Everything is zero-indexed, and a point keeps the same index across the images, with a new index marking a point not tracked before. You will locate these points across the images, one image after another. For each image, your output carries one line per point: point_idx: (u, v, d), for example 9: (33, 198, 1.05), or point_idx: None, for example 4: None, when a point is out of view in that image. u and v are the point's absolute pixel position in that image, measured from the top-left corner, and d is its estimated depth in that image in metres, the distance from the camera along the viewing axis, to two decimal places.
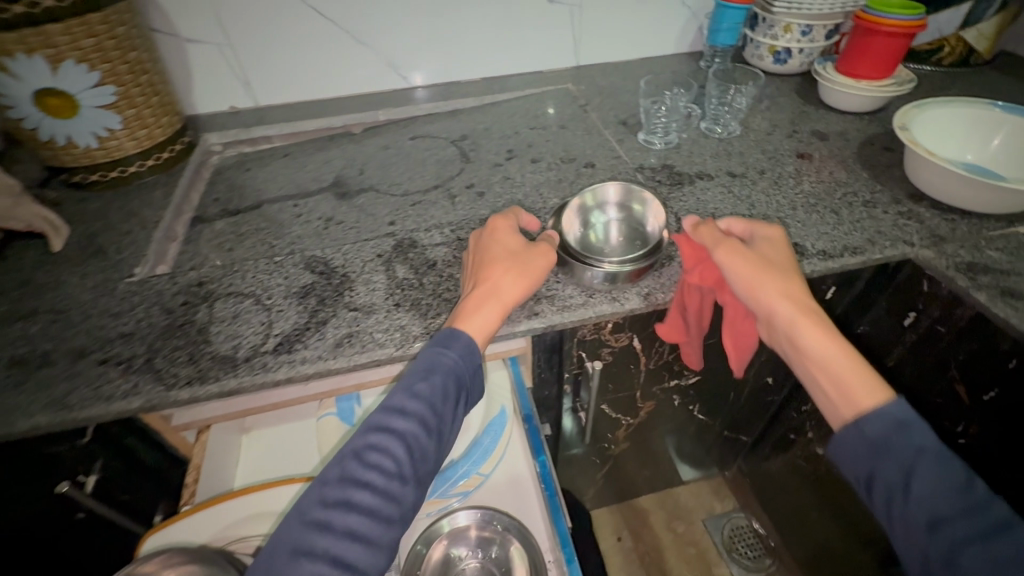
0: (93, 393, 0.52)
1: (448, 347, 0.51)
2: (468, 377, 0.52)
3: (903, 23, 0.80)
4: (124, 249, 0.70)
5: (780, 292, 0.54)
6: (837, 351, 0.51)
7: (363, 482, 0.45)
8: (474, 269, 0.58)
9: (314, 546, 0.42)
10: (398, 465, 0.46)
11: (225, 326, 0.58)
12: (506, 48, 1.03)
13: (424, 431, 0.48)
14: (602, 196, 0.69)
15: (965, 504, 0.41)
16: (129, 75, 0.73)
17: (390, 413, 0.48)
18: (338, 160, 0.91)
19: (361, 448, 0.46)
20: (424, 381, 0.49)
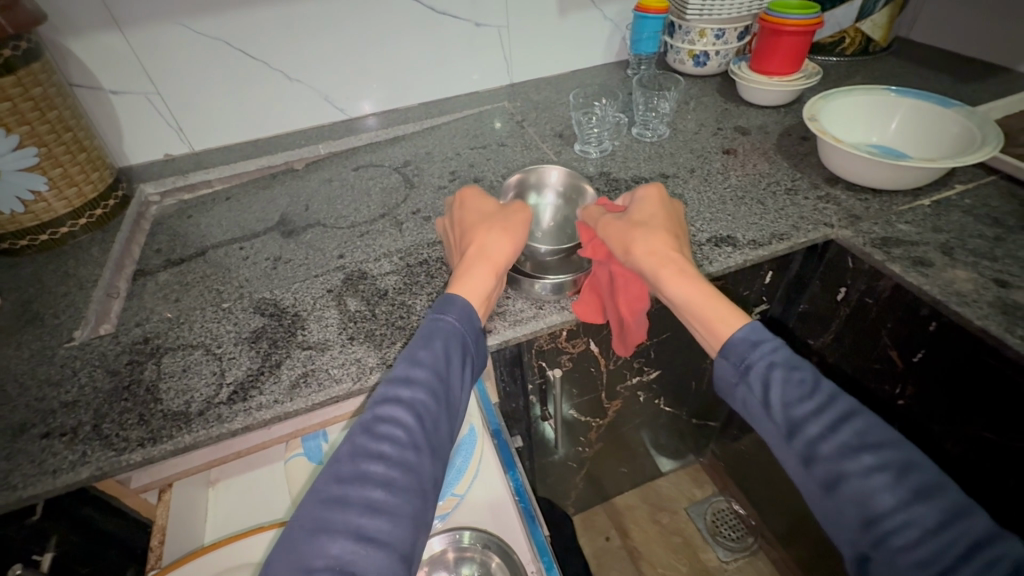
0: (38, 469, 0.50)
1: (444, 313, 0.55)
2: (468, 345, 0.54)
3: (802, 22, 0.86)
4: (62, 313, 0.68)
5: (647, 245, 0.58)
6: (703, 291, 0.54)
7: (376, 454, 0.44)
8: (462, 238, 0.63)
9: (333, 522, 0.41)
10: (409, 434, 0.46)
11: (175, 381, 0.57)
12: (440, 72, 1.05)
13: (432, 398, 0.49)
14: (546, 179, 0.74)
15: (813, 401, 0.44)
16: (51, 135, 0.72)
17: (396, 385, 0.49)
18: (282, 198, 0.90)
19: (370, 422, 0.47)
20: (425, 349, 0.51)
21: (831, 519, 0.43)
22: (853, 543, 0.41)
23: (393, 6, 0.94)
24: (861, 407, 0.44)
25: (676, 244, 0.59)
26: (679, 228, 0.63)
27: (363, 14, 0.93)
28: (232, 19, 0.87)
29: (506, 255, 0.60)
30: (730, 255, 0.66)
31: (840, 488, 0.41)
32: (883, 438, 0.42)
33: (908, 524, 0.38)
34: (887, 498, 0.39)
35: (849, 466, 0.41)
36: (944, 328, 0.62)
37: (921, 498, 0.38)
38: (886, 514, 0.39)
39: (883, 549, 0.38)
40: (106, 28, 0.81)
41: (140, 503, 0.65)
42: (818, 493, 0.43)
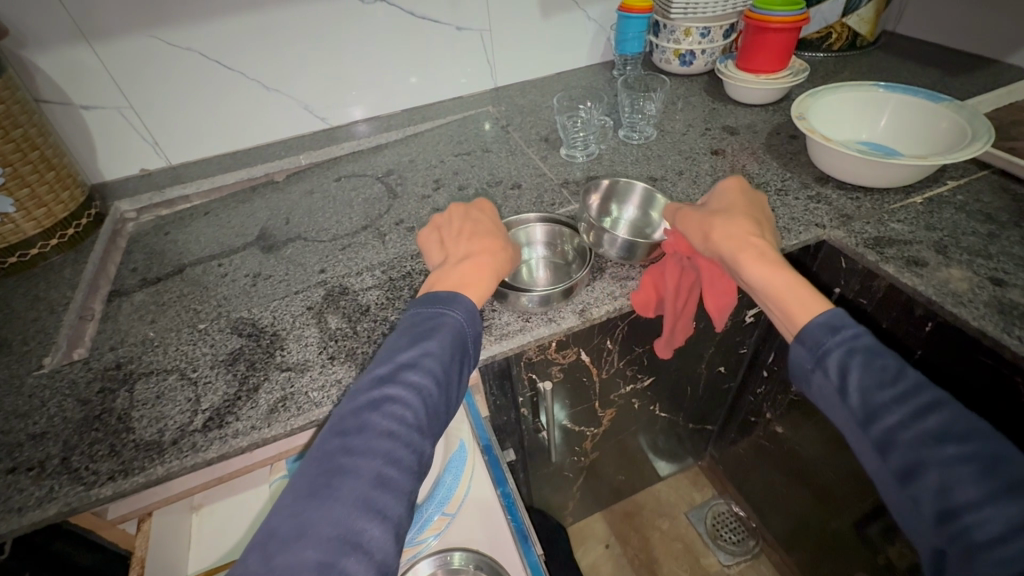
0: (3, 507, 0.48)
1: (450, 308, 0.52)
2: (470, 345, 0.52)
3: (787, 18, 0.84)
4: (32, 339, 0.65)
5: (726, 230, 0.56)
6: (785, 276, 0.52)
7: (384, 430, 0.43)
8: (464, 236, 0.60)
9: (337, 493, 0.39)
10: (416, 416, 0.45)
11: (149, 409, 0.55)
12: (422, 78, 1.03)
13: (441, 384, 0.48)
14: (627, 195, 0.76)
15: (895, 389, 0.42)
16: (16, 154, 0.69)
17: (407, 364, 0.48)
18: (262, 211, 0.88)
19: (377, 398, 0.45)
20: (439, 332, 0.50)
21: (908, 512, 0.40)
22: (927, 539, 0.39)
23: (370, 11, 0.92)
24: (947, 397, 0.41)
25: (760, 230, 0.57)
26: (763, 215, 0.60)
27: (340, 19, 0.91)
28: (204, 29, 0.84)
29: (507, 268, 0.59)
30: None
31: (919, 480, 0.39)
32: (971, 430, 0.39)
33: (987, 520, 0.35)
34: (970, 492, 0.37)
35: (928, 458, 0.39)
36: (941, 328, 0.60)
37: (1010, 494, 0.35)
38: (966, 509, 0.36)
39: (961, 545, 0.36)
40: (73, 41, 0.79)
41: (120, 535, 0.63)
42: (894, 485, 0.41)
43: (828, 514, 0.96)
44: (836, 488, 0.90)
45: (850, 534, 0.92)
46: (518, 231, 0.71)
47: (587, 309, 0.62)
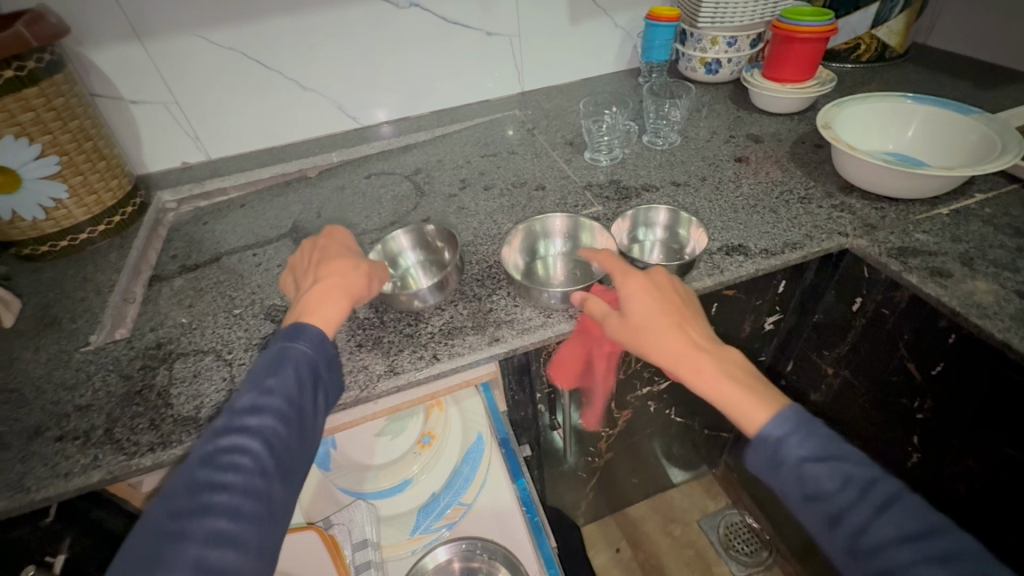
0: (51, 471, 0.51)
1: (296, 339, 0.50)
2: (322, 369, 0.50)
3: (815, 29, 0.85)
4: (80, 317, 0.69)
5: (644, 339, 0.53)
6: (721, 384, 0.49)
7: (220, 484, 0.41)
8: (313, 268, 0.59)
9: (169, 560, 0.37)
10: (256, 461, 0.42)
11: (186, 386, 0.58)
12: (452, 82, 1.06)
13: (284, 423, 0.45)
14: (653, 217, 0.72)
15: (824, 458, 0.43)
16: (72, 143, 0.73)
17: (242, 412, 0.45)
18: (295, 205, 0.91)
19: (210, 453, 0.43)
20: (276, 373, 0.48)
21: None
22: None
23: (404, 15, 0.95)
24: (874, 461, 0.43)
25: (670, 329, 0.52)
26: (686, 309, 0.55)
27: (375, 23, 0.94)
28: (246, 30, 0.88)
29: (362, 289, 0.57)
30: (742, 264, 0.65)
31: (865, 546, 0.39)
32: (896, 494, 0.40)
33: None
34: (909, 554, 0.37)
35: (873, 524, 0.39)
36: (964, 340, 0.60)
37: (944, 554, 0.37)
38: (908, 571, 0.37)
39: None
40: (126, 39, 0.83)
41: None
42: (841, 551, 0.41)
43: None
44: None
45: None
46: (536, 222, 0.73)
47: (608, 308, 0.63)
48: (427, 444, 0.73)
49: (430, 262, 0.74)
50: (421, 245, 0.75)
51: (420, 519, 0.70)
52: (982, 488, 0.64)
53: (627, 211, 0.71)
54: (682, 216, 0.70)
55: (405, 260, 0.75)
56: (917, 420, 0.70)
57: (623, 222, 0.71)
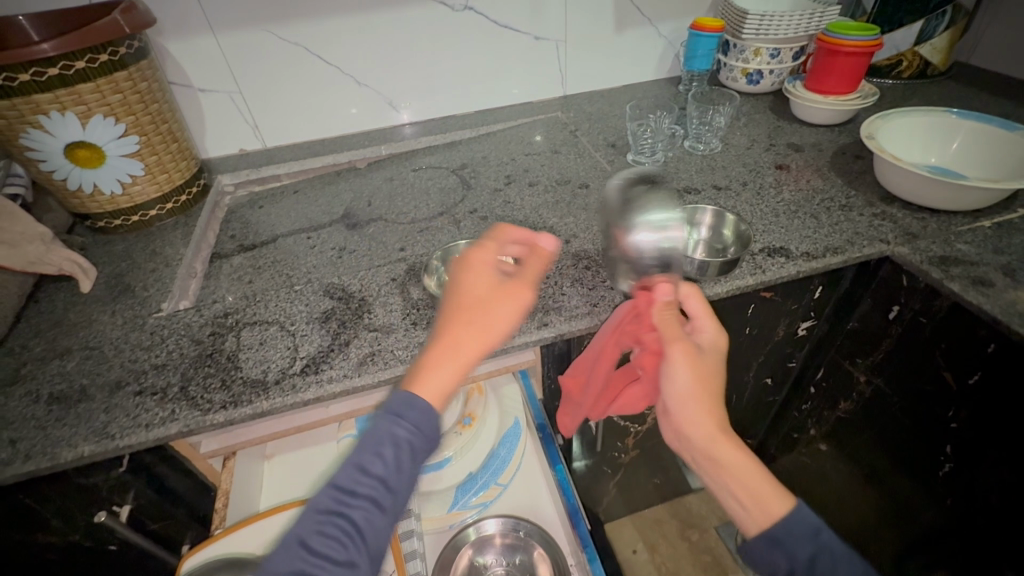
0: (133, 422, 0.55)
1: (403, 415, 0.45)
2: (425, 448, 0.45)
3: (861, 43, 0.87)
4: (151, 287, 0.74)
5: (682, 391, 0.50)
6: (733, 470, 0.47)
7: (310, 573, 0.40)
8: (462, 291, 0.50)
9: None
10: (348, 552, 0.41)
11: (253, 352, 0.62)
12: (499, 84, 1.10)
13: (378, 509, 0.43)
14: (699, 218, 0.77)
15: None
16: (150, 125, 0.78)
17: (340, 493, 0.43)
18: (346, 193, 0.96)
19: (306, 536, 0.42)
20: (377, 457, 0.43)
21: None
22: None
23: (458, 17, 0.99)
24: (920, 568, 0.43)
25: (716, 396, 0.50)
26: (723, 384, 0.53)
27: (431, 23, 0.99)
28: (311, 26, 0.93)
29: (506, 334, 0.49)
30: (784, 265, 0.67)
31: None
32: None
33: None
34: None
35: None
36: (1004, 349, 0.61)
37: None
38: None
39: None
40: (201, 31, 0.89)
41: (208, 469, 0.70)
42: None
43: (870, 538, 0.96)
44: (881, 509, 0.89)
45: (892, 560, 0.91)
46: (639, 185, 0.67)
47: None
48: (467, 425, 0.73)
49: None
50: None
51: (456, 495, 0.71)
52: (1017, 499, 0.65)
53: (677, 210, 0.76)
54: (729, 217, 0.75)
55: None
56: (951, 429, 0.71)
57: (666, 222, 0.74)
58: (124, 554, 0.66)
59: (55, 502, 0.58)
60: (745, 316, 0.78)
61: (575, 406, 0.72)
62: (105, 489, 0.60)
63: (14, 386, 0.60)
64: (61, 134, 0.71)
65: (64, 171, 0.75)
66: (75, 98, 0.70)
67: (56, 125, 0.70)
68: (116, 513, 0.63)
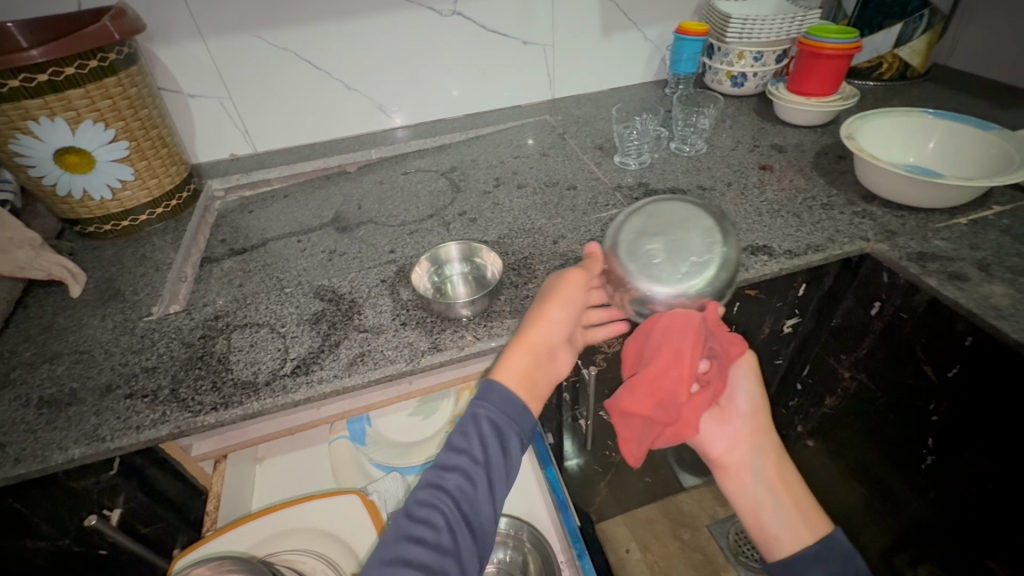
0: (123, 424, 0.56)
1: (483, 401, 0.50)
2: (512, 426, 0.50)
3: (842, 45, 0.89)
4: (141, 291, 0.74)
5: (754, 411, 0.62)
6: (788, 483, 0.60)
7: (416, 535, 0.44)
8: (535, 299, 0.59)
9: None
10: (446, 516, 0.45)
11: (244, 354, 0.62)
12: (487, 88, 1.11)
13: (470, 480, 0.47)
14: None
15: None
16: (140, 130, 0.79)
17: (438, 468, 0.48)
18: (336, 197, 0.96)
19: (410, 505, 0.46)
20: (460, 432, 0.49)
21: None
22: None
23: (447, 23, 1.01)
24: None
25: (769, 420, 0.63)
26: None
27: (420, 29, 1.00)
28: (301, 32, 0.94)
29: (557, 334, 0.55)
30: (766, 263, 0.69)
31: None
32: None
33: None
34: None
35: None
36: (981, 342, 0.63)
37: None
38: None
39: None
40: (191, 37, 0.89)
41: (200, 472, 0.71)
42: None
43: (858, 534, 0.97)
44: (867, 504, 0.91)
45: (879, 554, 0.92)
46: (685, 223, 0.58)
47: None
48: None
49: (472, 277, 0.72)
50: (468, 257, 0.73)
51: None
52: (997, 489, 0.66)
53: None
54: None
55: (450, 270, 0.74)
56: (932, 422, 0.72)
57: None
58: (115, 558, 0.66)
59: (46, 506, 0.58)
60: (730, 313, 0.79)
61: (640, 427, 0.61)
62: (96, 493, 0.61)
63: (4, 390, 0.60)
64: (50, 140, 0.72)
65: (54, 177, 0.75)
66: (64, 103, 0.70)
67: (45, 131, 0.71)
68: (107, 517, 0.62)
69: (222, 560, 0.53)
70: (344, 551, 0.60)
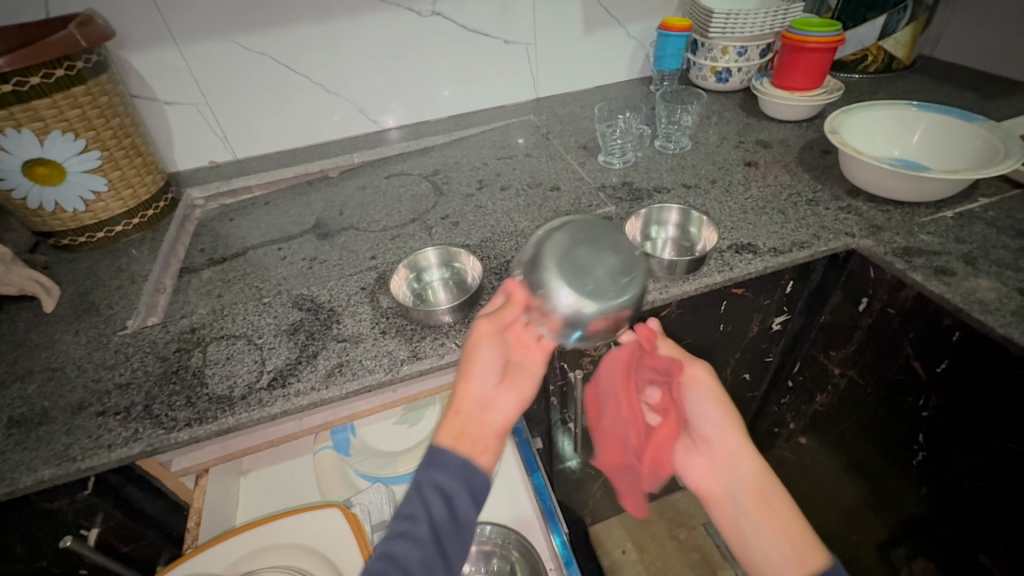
0: (94, 443, 0.54)
1: (429, 461, 0.47)
2: (461, 479, 0.46)
3: (825, 39, 0.88)
4: (116, 304, 0.73)
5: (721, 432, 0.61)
6: (773, 506, 0.56)
7: None
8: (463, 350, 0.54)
9: None
10: None
11: (220, 368, 0.61)
12: (470, 89, 1.10)
13: (421, 544, 0.43)
14: (664, 217, 0.75)
15: None
16: (113, 140, 0.77)
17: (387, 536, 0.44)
18: (318, 203, 0.95)
19: None
20: (406, 495, 0.46)
21: None
22: None
23: (426, 24, 0.99)
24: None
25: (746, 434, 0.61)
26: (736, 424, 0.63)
27: (399, 30, 0.98)
28: (277, 36, 0.93)
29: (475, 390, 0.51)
30: (751, 261, 0.68)
31: None
32: None
33: None
34: None
35: None
36: (968, 337, 0.62)
37: None
38: None
39: None
40: (164, 43, 0.88)
41: (180, 487, 0.69)
42: None
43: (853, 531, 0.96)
44: (861, 500, 0.90)
45: (874, 550, 0.92)
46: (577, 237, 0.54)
47: None
48: None
49: (453, 283, 0.71)
50: (448, 262, 0.72)
51: None
52: (987, 484, 0.65)
53: (639, 210, 0.74)
54: (694, 214, 0.73)
55: (430, 276, 0.72)
56: (923, 418, 0.71)
57: (634, 222, 0.73)
58: None
59: (19, 529, 0.57)
60: (717, 313, 0.78)
61: (626, 476, 0.65)
62: (71, 513, 0.59)
63: None
64: (18, 152, 0.70)
65: (24, 190, 0.73)
66: (31, 114, 0.69)
67: (12, 142, 0.69)
68: (84, 537, 0.61)
69: None
70: (328, 566, 0.58)
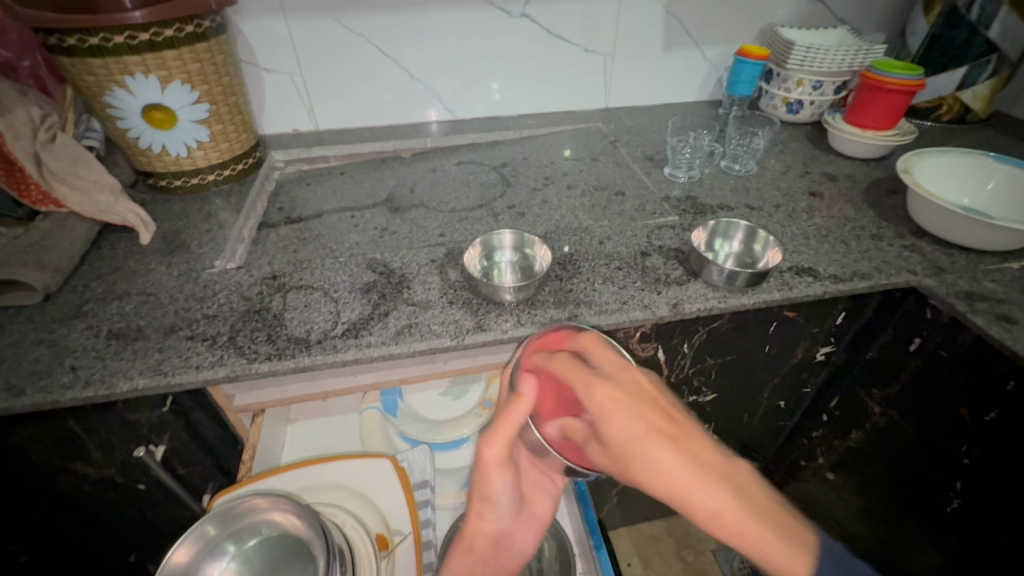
0: (184, 362, 0.59)
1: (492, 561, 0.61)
2: None
3: (903, 82, 0.89)
4: (205, 245, 0.79)
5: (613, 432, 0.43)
6: (760, 533, 0.38)
7: None
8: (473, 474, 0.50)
9: None
10: None
11: (298, 313, 0.66)
12: (543, 93, 1.15)
13: None
14: (730, 231, 0.77)
15: None
16: (221, 96, 0.84)
17: None
18: (390, 179, 1.00)
19: None
20: None
21: None
22: None
23: (515, 24, 1.04)
24: None
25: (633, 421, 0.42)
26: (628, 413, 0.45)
27: (488, 29, 1.04)
28: (377, 21, 0.99)
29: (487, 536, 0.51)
30: (811, 284, 0.69)
31: None
32: None
33: None
34: None
35: None
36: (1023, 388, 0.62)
37: None
38: None
39: None
40: (274, 15, 0.95)
41: (238, 422, 0.74)
42: None
43: None
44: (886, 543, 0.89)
45: None
46: (507, 244, 0.76)
47: (680, 304, 0.66)
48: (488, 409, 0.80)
49: (521, 268, 0.75)
50: (519, 247, 0.76)
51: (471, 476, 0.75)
52: None
53: (707, 221, 0.76)
54: (761, 233, 0.74)
55: (500, 257, 0.76)
56: (963, 465, 0.71)
57: (700, 230, 0.76)
58: (150, 494, 0.68)
59: (101, 433, 0.62)
60: (766, 332, 0.79)
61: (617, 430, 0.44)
62: (147, 428, 0.64)
63: (77, 319, 0.65)
64: (142, 95, 0.77)
65: (139, 131, 0.80)
66: (159, 62, 0.75)
67: (138, 86, 0.76)
68: (152, 452, 0.65)
69: (269, 500, 0.55)
70: (373, 512, 0.62)
